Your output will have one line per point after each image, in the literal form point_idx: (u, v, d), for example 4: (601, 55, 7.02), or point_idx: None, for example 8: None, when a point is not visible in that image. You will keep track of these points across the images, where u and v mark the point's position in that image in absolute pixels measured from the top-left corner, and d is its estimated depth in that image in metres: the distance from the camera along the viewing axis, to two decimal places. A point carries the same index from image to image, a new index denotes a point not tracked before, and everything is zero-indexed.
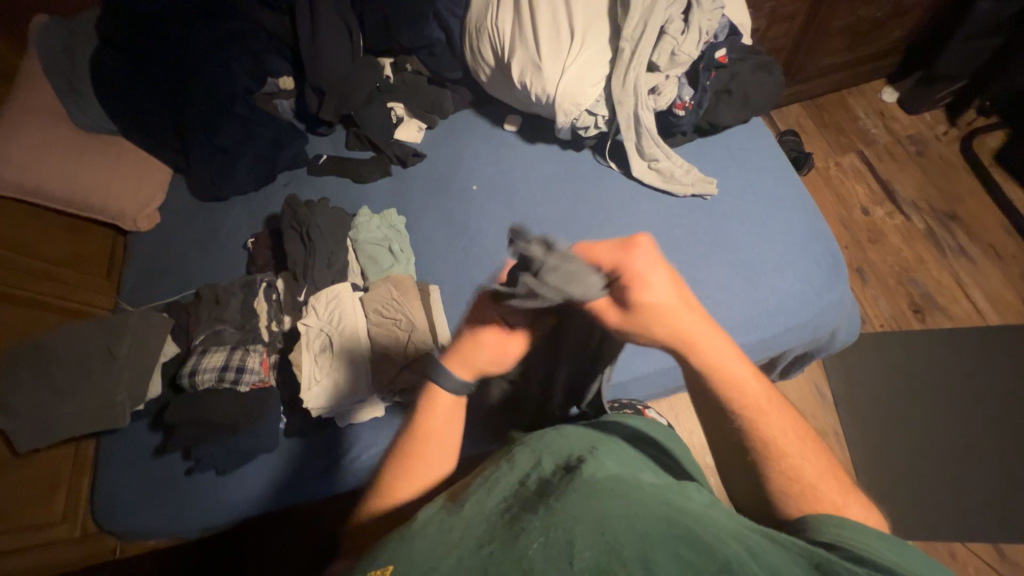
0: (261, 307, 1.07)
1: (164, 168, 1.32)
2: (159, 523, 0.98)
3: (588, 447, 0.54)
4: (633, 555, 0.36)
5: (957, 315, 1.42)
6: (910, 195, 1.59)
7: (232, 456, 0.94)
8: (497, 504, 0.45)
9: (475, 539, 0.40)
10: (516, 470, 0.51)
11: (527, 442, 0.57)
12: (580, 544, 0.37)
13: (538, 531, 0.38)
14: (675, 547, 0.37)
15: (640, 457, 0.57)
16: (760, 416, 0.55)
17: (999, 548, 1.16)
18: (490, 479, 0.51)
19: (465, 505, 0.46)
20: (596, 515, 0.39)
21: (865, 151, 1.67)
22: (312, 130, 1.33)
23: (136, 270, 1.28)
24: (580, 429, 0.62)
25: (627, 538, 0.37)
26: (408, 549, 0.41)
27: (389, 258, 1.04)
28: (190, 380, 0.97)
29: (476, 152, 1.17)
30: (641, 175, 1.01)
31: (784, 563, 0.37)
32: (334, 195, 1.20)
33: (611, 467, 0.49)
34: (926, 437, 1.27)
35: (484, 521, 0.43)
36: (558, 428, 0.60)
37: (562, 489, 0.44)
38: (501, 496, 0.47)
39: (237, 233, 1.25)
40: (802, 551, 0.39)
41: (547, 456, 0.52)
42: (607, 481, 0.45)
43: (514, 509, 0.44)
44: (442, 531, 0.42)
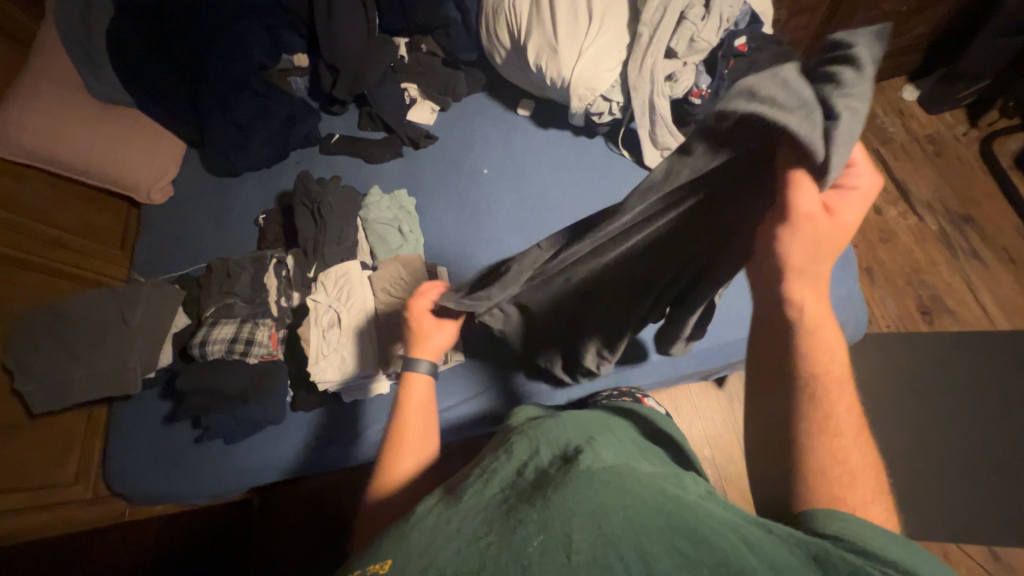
0: (271, 282, 1.08)
1: (178, 141, 1.34)
2: (167, 488, 1.00)
3: (586, 434, 0.54)
4: (629, 549, 0.36)
5: (965, 319, 1.41)
6: (925, 196, 1.57)
7: (239, 425, 0.96)
8: (495, 496, 0.46)
9: (474, 532, 0.42)
10: (513, 459, 0.51)
11: (526, 429, 0.57)
12: (576, 538, 0.37)
13: (536, 526, 0.39)
14: (672, 539, 0.37)
15: (639, 445, 0.57)
16: (839, 393, 0.50)
17: (993, 551, 1.17)
18: (487, 467, 0.51)
19: (463, 497, 0.47)
20: (592, 507, 0.40)
21: (882, 149, 1.65)
22: (324, 108, 1.33)
23: (148, 242, 1.30)
24: (580, 415, 0.62)
25: (622, 530, 0.38)
26: (410, 547, 0.43)
27: (399, 238, 1.05)
28: (201, 350, 0.99)
29: (488, 136, 1.17)
30: (653, 163, 1.01)
31: (784, 557, 0.36)
32: (345, 175, 1.20)
33: (609, 455, 0.49)
34: (926, 438, 1.27)
35: (483, 514, 0.44)
36: (557, 415, 0.60)
37: (560, 479, 0.44)
38: (499, 486, 0.47)
39: (248, 209, 1.27)
40: (802, 545, 0.38)
41: (545, 442, 0.52)
42: (604, 470, 0.45)
43: (512, 500, 0.44)
44: (441, 526, 0.44)
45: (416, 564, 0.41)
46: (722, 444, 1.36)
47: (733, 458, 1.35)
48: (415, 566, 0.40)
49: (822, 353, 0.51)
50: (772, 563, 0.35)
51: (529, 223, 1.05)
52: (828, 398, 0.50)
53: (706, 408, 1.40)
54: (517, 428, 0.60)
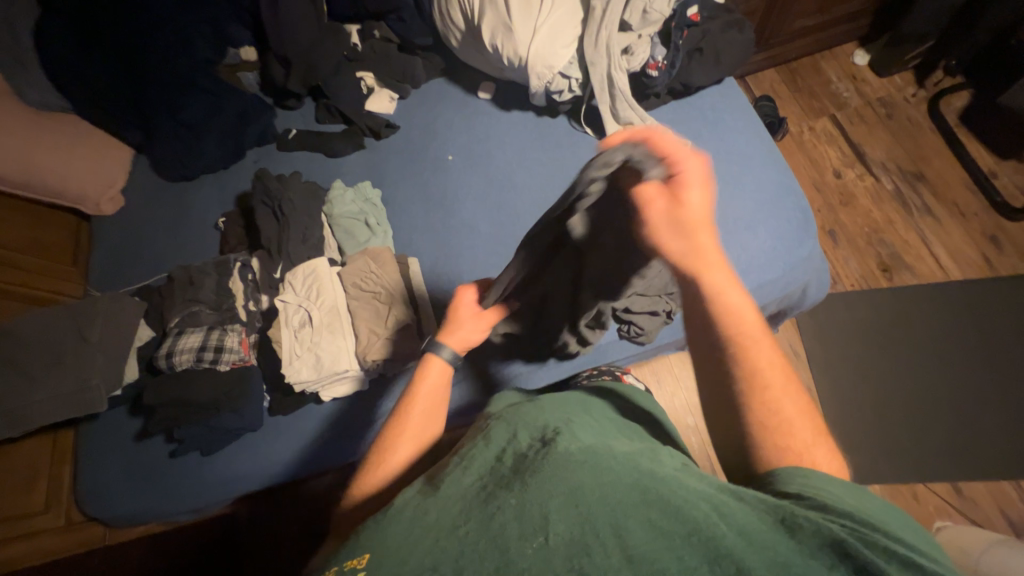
0: (236, 287, 1.04)
1: (127, 147, 1.28)
2: (145, 506, 0.97)
3: (564, 416, 0.54)
4: (605, 525, 0.37)
5: (922, 272, 1.47)
6: (880, 156, 1.62)
7: (216, 435, 0.94)
8: (475, 483, 0.46)
9: (451, 521, 0.41)
10: (491, 446, 0.50)
11: (503, 415, 0.57)
12: (553, 520, 0.38)
13: (513, 510, 0.40)
14: (646, 511, 0.38)
15: (616, 423, 0.58)
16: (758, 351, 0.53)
17: (956, 487, 1.24)
18: (465, 455, 0.51)
19: (440, 484, 0.47)
20: (567, 487, 0.40)
21: (838, 114, 1.69)
22: (279, 104, 1.28)
23: (103, 256, 1.24)
24: (557, 399, 0.62)
25: (599, 509, 0.38)
26: (387, 538, 0.42)
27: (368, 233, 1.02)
28: (168, 361, 0.95)
29: (450, 122, 1.15)
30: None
31: (754, 520, 0.38)
32: (306, 171, 1.17)
33: (584, 434, 0.49)
34: (889, 388, 1.34)
35: (463, 502, 0.44)
36: (537, 400, 0.59)
37: (538, 462, 0.44)
38: (477, 474, 0.47)
39: (207, 213, 1.22)
40: (770, 507, 0.40)
41: (522, 426, 0.51)
42: (579, 448, 0.45)
43: (490, 487, 0.44)
44: (418, 516, 0.43)
45: (393, 559, 0.39)
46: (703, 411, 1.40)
47: None
48: (391, 561, 0.39)
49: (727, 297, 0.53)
50: (741, 526, 0.37)
51: (499, 208, 1.04)
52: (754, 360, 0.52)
53: (686, 378, 1.44)
54: (495, 415, 0.60)
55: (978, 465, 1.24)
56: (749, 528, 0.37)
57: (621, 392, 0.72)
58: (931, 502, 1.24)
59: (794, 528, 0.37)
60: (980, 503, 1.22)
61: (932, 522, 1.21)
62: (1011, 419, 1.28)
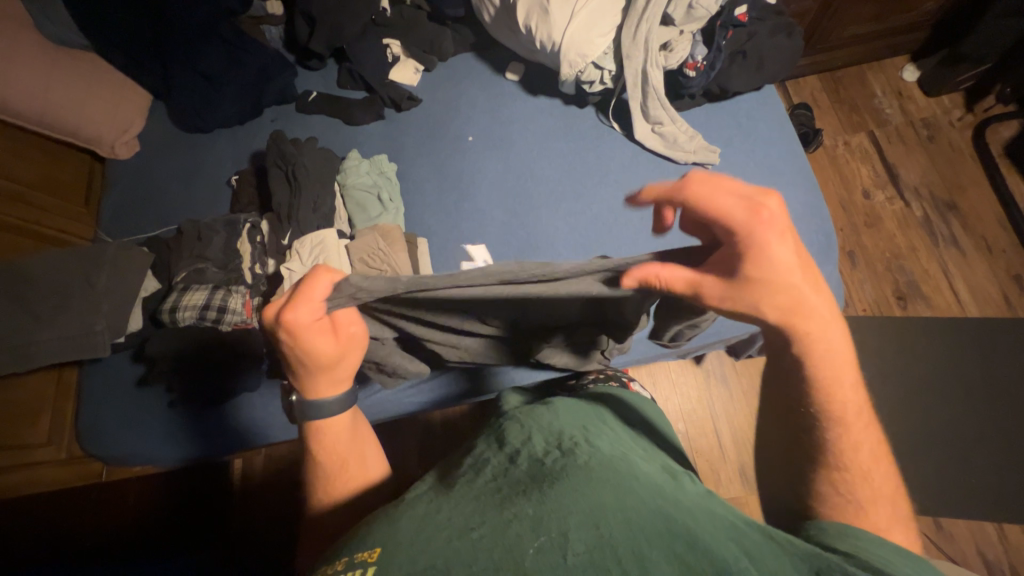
0: (244, 248, 1.04)
1: (144, 92, 1.27)
2: (144, 452, 1.01)
3: (578, 425, 0.58)
4: (626, 551, 0.37)
5: (938, 306, 1.44)
6: (913, 180, 1.56)
7: (214, 391, 0.96)
8: (490, 484, 0.47)
9: (464, 523, 0.42)
10: (506, 448, 0.54)
11: (520, 418, 0.60)
12: (572, 536, 0.38)
13: (531, 520, 0.40)
14: (671, 545, 0.38)
15: (630, 437, 0.61)
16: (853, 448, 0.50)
17: (936, 521, 1.25)
18: (482, 459, 0.53)
19: (455, 487, 0.49)
20: (590, 507, 0.41)
21: (876, 131, 1.63)
22: (301, 63, 1.25)
23: (117, 200, 1.24)
24: (572, 406, 0.65)
25: (622, 532, 0.39)
26: (398, 532, 0.43)
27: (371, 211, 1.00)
28: (171, 316, 0.95)
29: (474, 101, 1.12)
30: (643, 138, 0.97)
31: (784, 569, 0.38)
32: (323, 136, 1.15)
33: (604, 449, 0.52)
34: (887, 418, 1.33)
35: (477, 503, 0.45)
36: (552, 406, 0.64)
37: (557, 474, 0.46)
38: (492, 476, 0.49)
39: (221, 169, 1.21)
40: (809, 559, 0.39)
41: (538, 432, 0.56)
42: (601, 469, 0.47)
43: (506, 491, 0.45)
44: (431, 513, 0.45)
45: (403, 556, 0.39)
46: (695, 419, 1.41)
47: (705, 432, 1.40)
48: (402, 558, 0.39)
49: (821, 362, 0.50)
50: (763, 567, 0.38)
51: (513, 197, 1.01)
52: (848, 443, 0.50)
53: (683, 383, 1.44)
54: (507, 415, 0.65)
55: (963, 503, 1.25)
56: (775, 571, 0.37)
57: (624, 402, 0.73)
58: None
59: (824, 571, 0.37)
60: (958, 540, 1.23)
61: None
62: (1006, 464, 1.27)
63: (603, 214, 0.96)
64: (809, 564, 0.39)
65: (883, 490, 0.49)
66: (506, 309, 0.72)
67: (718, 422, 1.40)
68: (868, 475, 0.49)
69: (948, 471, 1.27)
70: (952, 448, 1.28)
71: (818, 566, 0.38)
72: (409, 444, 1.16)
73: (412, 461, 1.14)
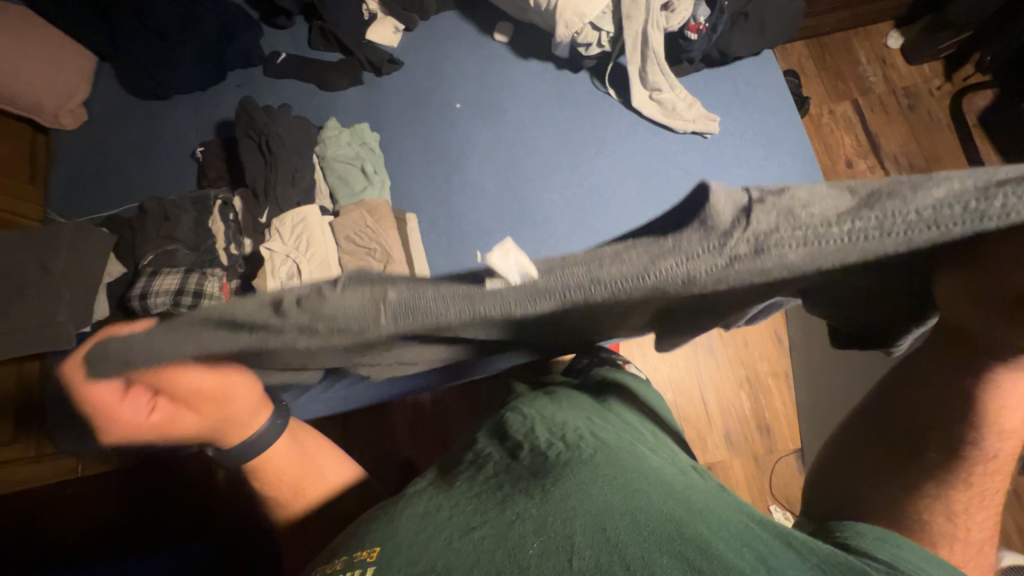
0: (217, 228, 0.97)
1: (89, 54, 1.15)
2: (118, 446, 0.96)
3: (583, 417, 0.59)
4: (635, 556, 0.38)
5: None
6: (894, 149, 1.59)
7: None
8: (491, 481, 0.49)
9: (467, 521, 0.43)
10: (509, 443, 0.55)
11: (522, 410, 0.61)
12: (578, 541, 0.40)
13: (534, 524, 0.42)
14: (679, 546, 0.39)
15: (637, 422, 0.62)
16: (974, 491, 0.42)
17: None
18: (482, 455, 0.55)
19: (457, 485, 0.50)
20: (595, 509, 0.42)
21: (860, 100, 1.64)
22: (267, 21, 1.14)
23: (66, 177, 1.12)
24: (575, 398, 0.65)
25: (630, 534, 0.40)
26: (398, 533, 0.45)
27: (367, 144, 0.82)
28: (141, 303, 0.89)
29: (461, 65, 1.04)
30: (641, 105, 0.93)
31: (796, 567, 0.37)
32: (297, 103, 1.06)
33: (609, 441, 0.53)
34: None
35: (476, 501, 0.46)
36: (555, 397, 0.65)
37: (560, 472, 0.48)
38: (494, 473, 0.51)
39: (185, 140, 1.11)
40: (818, 556, 0.39)
41: (542, 424, 0.56)
42: (607, 467, 0.48)
43: (508, 488, 0.47)
44: (432, 512, 0.46)
45: (402, 557, 0.41)
46: (684, 388, 1.44)
47: (694, 400, 1.44)
48: (400, 560, 0.41)
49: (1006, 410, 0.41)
50: (775, 567, 0.37)
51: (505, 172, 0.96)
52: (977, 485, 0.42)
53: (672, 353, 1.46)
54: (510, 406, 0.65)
55: None
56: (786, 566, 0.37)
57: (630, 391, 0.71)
58: None
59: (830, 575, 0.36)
60: None
61: None
62: None
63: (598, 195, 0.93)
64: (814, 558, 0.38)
65: (972, 537, 0.42)
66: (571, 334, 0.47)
67: (705, 391, 1.44)
68: (973, 516, 0.42)
69: None
70: None
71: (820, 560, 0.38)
72: (405, 424, 1.14)
73: (407, 441, 1.13)
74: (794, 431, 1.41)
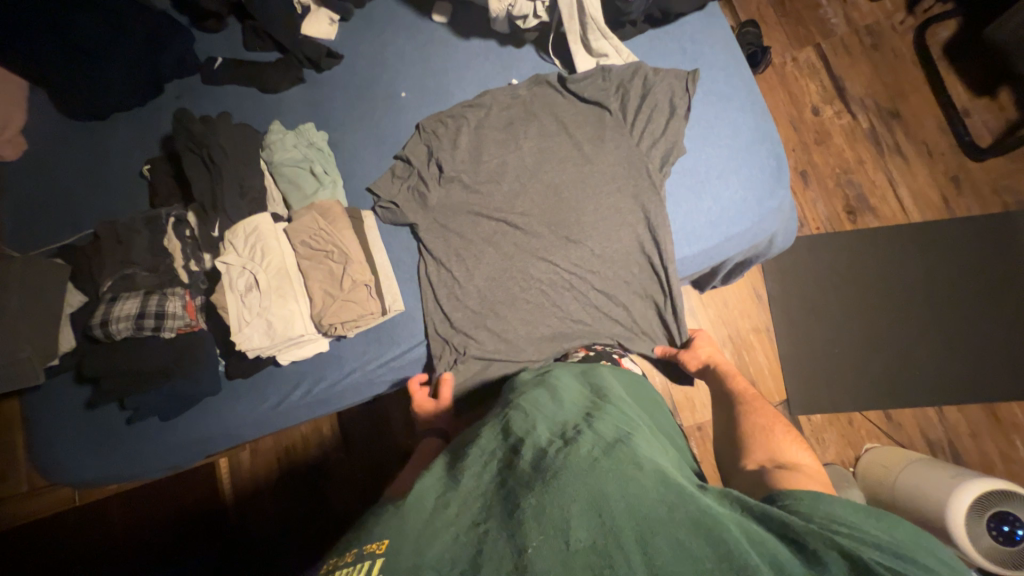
0: (172, 246, 0.95)
1: (20, 78, 1.10)
2: (110, 470, 0.95)
3: (579, 413, 0.64)
4: (630, 538, 0.45)
5: (885, 215, 1.50)
6: (859, 91, 1.57)
7: (169, 400, 0.91)
8: (492, 480, 0.53)
9: (472, 519, 0.49)
10: (510, 438, 0.59)
11: (523, 407, 0.65)
12: (578, 528, 0.45)
13: (536, 517, 0.46)
14: (678, 532, 0.45)
15: (634, 415, 0.67)
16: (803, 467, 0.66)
17: (886, 413, 1.39)
18: (486, 448, 0.58)
19: (460, 479, 0.54)
20: (593, 497, 0.48)
21: (823, 44, 1.60)
22: (197, 25, 1.10)
23: (13, 210, 1.09)
24: (572, 393, 0.70)
25: (629, 522, 0.46)
26: (405, 522, 0.49)
27: (418, 165, 0.92)
28: (103, 330, 0.88)
29: (402, 52, 1.02)
30: (579, 86, 0.91)
31: (774, 545, 0.45)
32: (240, 108, 1.03)
33: (604, 430, 0.58)
34: (835, 325, 1.45)
35: (478, 500, 0.51)
36: (552, 391, 0.70)
37: (560, 462, 0.52)
38: (496, 469, 0.55)
39: (131, 159, 1.08)
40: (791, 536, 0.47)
41: (541, 421, 0.61)
42: (606, 457, 0.52)
43: (511, 483, 0.52)
44: (438, 509, 0.50)
45: (408, 556, 0.45)
46: None
47: None
48: (406, 556, 0.44)
49: (789, 445, 0.71)
50: (759, 544, 0.45)
51: (470, 142, 0.92)
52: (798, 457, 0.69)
53: None
54: (508, 401, 0.70)
55: (907, 395, 1.39)
56: (780, 557, 0.44)
57: (622, 377, 0.79)
58: (865, 428, 1.38)
59: (818, 565, 0.43)
60: (905, 427, 1.37)
61: (862, 444, 1.37)
62: (943, 355, 1.40)
63: (547, 148, 0.90)
64: (785, 537, 0.47)
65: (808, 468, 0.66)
66: (533, 281, 0.87)
67: None
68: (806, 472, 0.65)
69: (891, 367, 1.41)
70: (898, 349, 1.42)
71: (795, 536, 0.46)
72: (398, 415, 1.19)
73: None
74: (782, 383, 1.43)
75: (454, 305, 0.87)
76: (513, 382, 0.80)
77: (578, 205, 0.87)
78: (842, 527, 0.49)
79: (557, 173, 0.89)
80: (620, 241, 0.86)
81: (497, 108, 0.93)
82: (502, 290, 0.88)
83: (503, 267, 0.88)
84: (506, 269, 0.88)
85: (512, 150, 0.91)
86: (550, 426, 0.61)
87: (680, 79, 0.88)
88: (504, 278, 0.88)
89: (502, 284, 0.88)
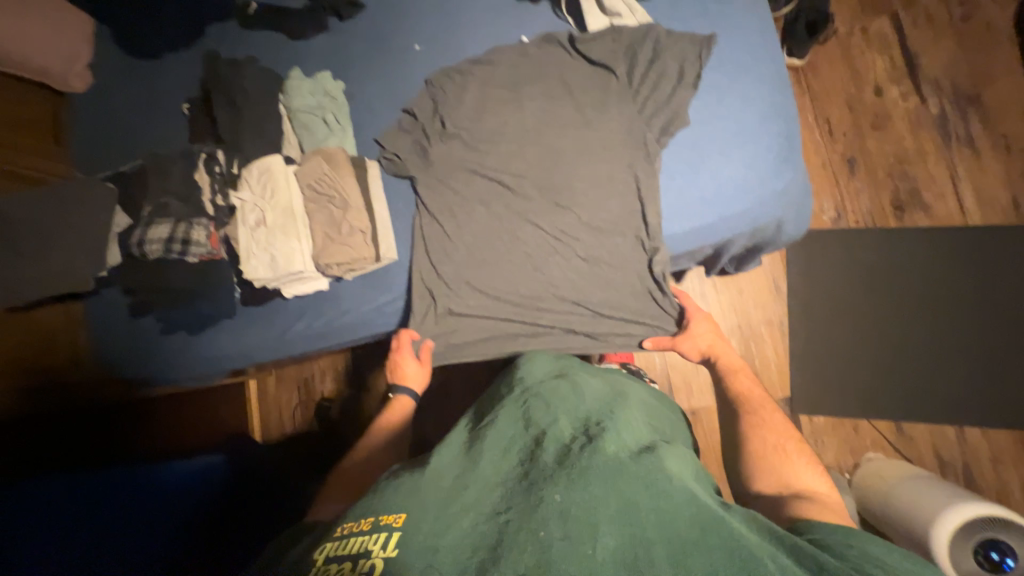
0: (202, 179, 1.04)
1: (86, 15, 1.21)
2: (146, 370, 1.10)
3: (604, 410, 0.66)
4: (653, 549, 0.48)
5: (939, 215, 1.35)
6: (934, 71, 1.39)
7: (196, 317, 1.04)
8: (512, 470, 0.58)
9: (495, 507, 0.54)
10: (531, 429, 0.62)
11: (544, 395, 0.68)
12: (603, 533, 0.49)
13: (558, 517, 0.50)
14: (705, 550, 0.48)
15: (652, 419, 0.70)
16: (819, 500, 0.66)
17: (897, 425, 1.31)
18: (508, 436, 0.63)
19: (480, 465, 0.59)
20: (619, 504, 0.52)
21: (901, 13, 1.42)
22: None
23: (79, 138, 1.23)
24: (596, 387, 0.73)
25: (654, 532, 0.50)
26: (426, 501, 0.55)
27: (423, 119, 0.94)
28: (141, 249, 1.00)
29: (421, 3, 1.02)
30: (587, 46, 0.88)
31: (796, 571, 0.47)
32: (268, 53, 1.08)
33: (626, 435, 0.61)
34: (857, 327, 1.36)
35: (501, 490, 0.56)
36: (574, 381, 0.72)
37: (584, 462, 0.55)
38: (519, 460, 0.59)
39: (175, 97, 1.17)
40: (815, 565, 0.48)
41: (565, 415, 0.64)
42: (631, 464, 0.56)
43: (535, 476, 0.56)
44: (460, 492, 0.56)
45: (427, 536, 0.51)
46: None
47: None
48: (425, 538, 0.51)
49: (800, 474, 0.71)
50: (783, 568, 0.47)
51: (474, 98, 0.93)
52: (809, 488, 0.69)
53: None
54: (528, 381, 0.73)
55: (925, 410, 1.30)
56: None
57: (636, 387, 0.81)
58: (871, 437, 1.32)
59: None
60: (917, 442, 1.30)
61: (865, 452, 1.31)
62: (977, 373, 1.29)
63: (547, 110, 0.89)
64: (805, 562, 0.49)
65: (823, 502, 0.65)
66: (518, 242, 0.89)
67: None
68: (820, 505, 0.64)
69: (912, 378, 1.32)
70: (924, 360, 1.32)
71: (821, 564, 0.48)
72: None
73: None
74: (788, 380, 1.37)
75: (441, 258, 0.91)
76: (534, 358, 0.83)
77: (571, 171, 0.87)
78: (880, 566, 0.48)
79: (555, 137, 0.88)
80: (609, 210, 0.86)
81: (504, 65, 0.93)
82: (488, 248, 0.90)
83: (490, 225, 0.90)
84: (494, 229, 0.90)
85: (514, 110, 0.91)
86: (573, 420, 0.64)
87: (694, 44, 0.84)
88: (491, 237, 0.90)
89: (488, 242, 0.90)
